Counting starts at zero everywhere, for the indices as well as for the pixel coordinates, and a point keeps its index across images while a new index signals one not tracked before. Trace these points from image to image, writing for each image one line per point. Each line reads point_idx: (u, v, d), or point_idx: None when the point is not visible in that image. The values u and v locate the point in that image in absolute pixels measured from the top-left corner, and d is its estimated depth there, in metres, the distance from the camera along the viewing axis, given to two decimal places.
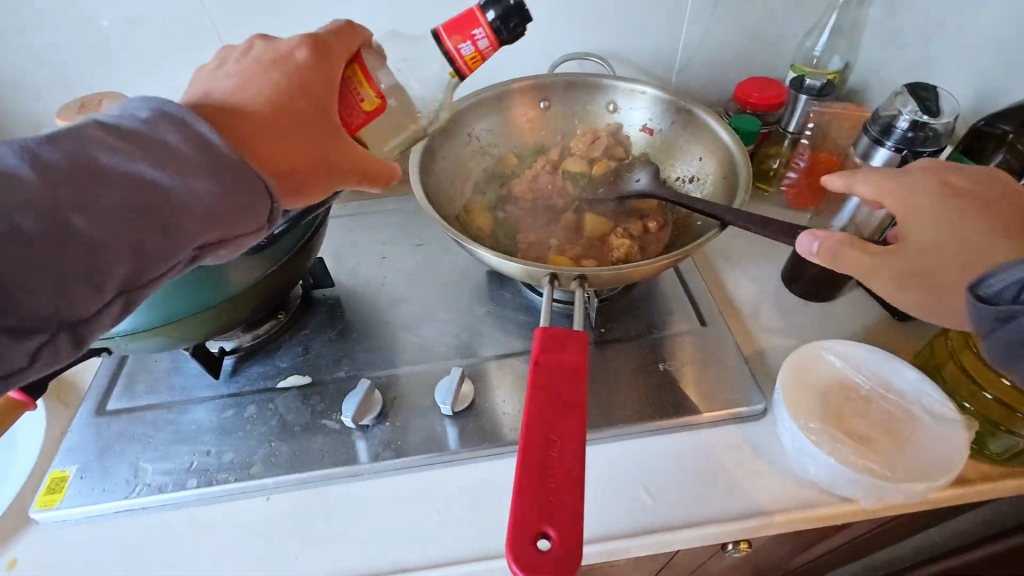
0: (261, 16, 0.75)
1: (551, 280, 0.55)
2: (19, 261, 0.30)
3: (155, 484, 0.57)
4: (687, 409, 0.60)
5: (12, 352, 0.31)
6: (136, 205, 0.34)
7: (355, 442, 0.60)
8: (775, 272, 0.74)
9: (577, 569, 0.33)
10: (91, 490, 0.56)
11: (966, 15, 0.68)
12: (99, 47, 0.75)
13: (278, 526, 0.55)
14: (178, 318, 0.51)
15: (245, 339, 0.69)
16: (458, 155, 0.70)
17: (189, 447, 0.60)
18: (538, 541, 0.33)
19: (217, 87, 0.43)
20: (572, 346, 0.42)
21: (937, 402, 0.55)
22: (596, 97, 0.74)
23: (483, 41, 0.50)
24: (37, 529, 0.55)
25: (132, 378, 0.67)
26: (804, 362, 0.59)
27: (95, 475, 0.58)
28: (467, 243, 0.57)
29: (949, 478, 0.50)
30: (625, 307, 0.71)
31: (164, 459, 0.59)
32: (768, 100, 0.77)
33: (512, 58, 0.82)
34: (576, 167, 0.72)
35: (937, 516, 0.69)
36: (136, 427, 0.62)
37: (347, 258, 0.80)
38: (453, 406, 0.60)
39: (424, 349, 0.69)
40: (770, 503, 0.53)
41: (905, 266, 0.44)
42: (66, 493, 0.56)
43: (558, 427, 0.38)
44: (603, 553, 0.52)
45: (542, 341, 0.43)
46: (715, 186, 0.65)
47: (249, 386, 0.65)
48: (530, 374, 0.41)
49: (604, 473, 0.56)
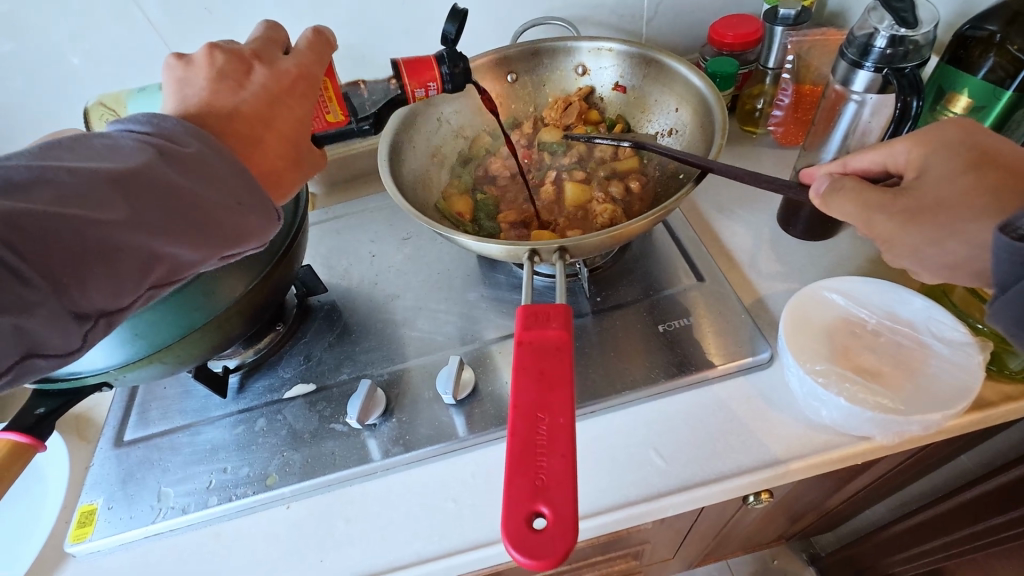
0: (214, 30, 0.74)
1: (531, 256, 0.54)
2: (72, 258, 0.32)
3: (178, 506, 0.58)
4: (693, 365, 0.58)
5: (65, 336, 0.33)
6: (186, 215, 0.37)
7: (365, 442, 0.60)
8: (769, 216, 0.72)
9: (569, 546, 0.34)
10: (121, 519, 0.58)
11: None
12: (61, 85, 0.75)
13: (299, 533, 0.56)
14: (167, 344, 0.51)
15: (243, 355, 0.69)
16: (429, 141, 0.69)
17: (206, 467, 0.61)
18: (532, 520, 0.35)
19: (198, 102, 0.44)
20: (555, 322, 0.42)
21: (946, 327, 0.53)
22: (562, 60, 0.71)
23: (433, 92, 0.53)
24: (72, 563, 0.57)
25: (145, 406, 0.68)
26: (806, 304, 0.57)
27: (125, 499, 0.59)
28: (446, 229, 0.56)
29: (968, 403, 0.48)
30: (619, 272, 0.69)
31: (186, 479, 0.60)
32: (744, 37, 0.74)
33: (476, 34, 0.80)
34: (552, 136, 0.70)
35: (964, 444, 0.68)
36: (157, 452, 0.63)
37: (337, 261, 0.79)
38: (455, 394, 0.59)
39: (423, 341, 0.69)
40: (785, 452, 0.52)
41: (905, 207, 0.44)
42: (102, 522, 0.58)
43: (546, 405, 0.39)
44: (620, 520, 0.52)
45: (524, 320, 0.43)
46: (692, 135, 0.64)
47: (258, 400, 0.66)
48: (515, 354, 0.42)
49: (614, 441, 0.56)
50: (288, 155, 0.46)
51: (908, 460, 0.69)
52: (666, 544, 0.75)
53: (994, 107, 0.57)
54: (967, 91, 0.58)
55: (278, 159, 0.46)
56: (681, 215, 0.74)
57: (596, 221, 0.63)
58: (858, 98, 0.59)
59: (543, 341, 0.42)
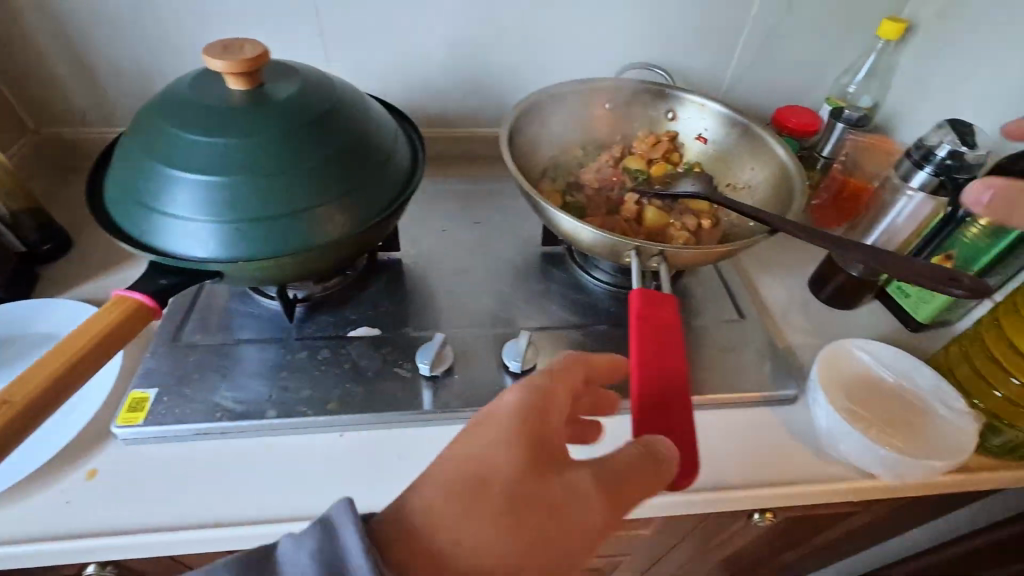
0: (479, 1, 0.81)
1: (635, 254, 0.58)
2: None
3: (236, 411, 0.60)
4: (702, 387, 0.65)
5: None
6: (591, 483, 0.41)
7: (425, 391, 0.63)
8: (799, 285, 0.81)
9: (694, 484, 0.43)
10: (352, 400, 0.62)
11: (934, 102, 0.82)
12: (227, 11, 0.79)
13: (348, 458, 0.59)
14: (249, 254, 0.54)
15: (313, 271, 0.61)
16: (534, 137, 0.76)
17: (215, 376, 0.63)
18: (664, 457, 0.43)
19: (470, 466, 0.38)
20: (664, 304, 0.50)
21: (951, 397, 0.61)
22: (692, 116, 0.79)
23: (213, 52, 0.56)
24: (117, 444, 0.58)
25: (206, 314, 0.70)
26: (836, 356, 0.65)
27: (241, 377, 0.63)
28: (539, 200, 0.62)
29: (961, 461, 0.56)
30: (705, 296, 0.77)
31: (335, 387, 0.63)
32: (805, 126, 0.86)
33: (691, 43, 0.87)
34: (696, 153, 0.80)
35: (900, 516, 0.75)
36: (318, 352, 0.66)
37: (411, 226, 0.85)
38: (521, 364, 0.64)
39: (488, 315, 0.73)
40: (803, 474, 0.60)
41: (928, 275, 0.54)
42: (334, 404, 0.61)
43: (656, 371, 0.46)
44: (670, 503, 0.58)
45: (640, 298, 0.50)
46: (765, 194, 0.71)
47: (216, 330, 0.68)
48: (634, 324, 0.49)
49: (706, 435, 0.63)
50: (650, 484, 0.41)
51: (867, 518, 0.76)
52: (656, 546, 0.79)
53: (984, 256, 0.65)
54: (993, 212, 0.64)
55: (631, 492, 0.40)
56: (733, 275, 0.81)
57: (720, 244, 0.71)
58: (907, 196, 0.68)
59: (666, 328, 0.49)
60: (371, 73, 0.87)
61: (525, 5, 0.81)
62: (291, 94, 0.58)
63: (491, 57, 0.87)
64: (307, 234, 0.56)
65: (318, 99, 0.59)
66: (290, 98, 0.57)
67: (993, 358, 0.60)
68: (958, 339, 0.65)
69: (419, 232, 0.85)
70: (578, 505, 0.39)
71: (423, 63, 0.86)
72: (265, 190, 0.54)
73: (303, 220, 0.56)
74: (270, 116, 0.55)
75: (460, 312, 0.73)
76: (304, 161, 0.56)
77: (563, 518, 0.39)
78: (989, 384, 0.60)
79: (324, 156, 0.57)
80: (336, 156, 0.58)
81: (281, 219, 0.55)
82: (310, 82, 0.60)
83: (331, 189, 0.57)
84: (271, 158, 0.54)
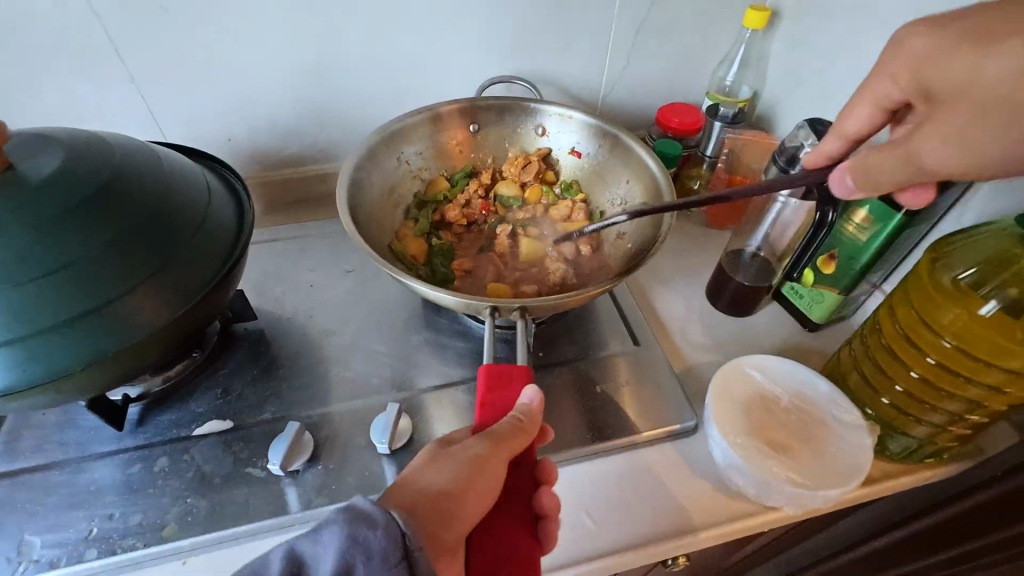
0: (311, 25, 0.71)
1: (492, 312, 0.56)
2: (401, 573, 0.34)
3: (43, 560, 0.50)
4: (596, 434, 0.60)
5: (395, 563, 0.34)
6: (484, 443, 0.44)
7: (285, 490, 0.55)
8: (698, 295, 0.77)
9: None
10: (193, 519, 0.53)
11: (807, 88, 0.79)
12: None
13: None
14: (22, 379, 0.44)
15: (119, 380, 0.51)
16: (387, 176, 0.69)
17: (24, 515, 0.53)
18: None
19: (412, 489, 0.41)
20: (513, 384, 0.48)
21: (844, 409, 0.58)
22: (560, 129, 0.74)
23: None
24: None
25: (19, 434, 0.59)
26: (727, 378, 0.61)
27: (54, 513, 0.53)
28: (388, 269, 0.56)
29: (859, 482, 0.53)
30: (598, 324, 0.72)
31: (171, 505, 0.53)
32: (688, 126, 0.81)
33: (556, 48, 0.81)
34: (570, 169, 0.75)
35: (823, 522, 0.73)
36: (155, 461, 0.57)
37: (272, 285, 0.75)
38: (391, 443, 0.56)
39: (361, 382, 0.65)
40: (707, 517, 0.55)
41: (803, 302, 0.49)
42: (170, 529, 0.52)
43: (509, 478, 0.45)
44: None
45: (487, 380, 0.48)
46: (640, 209, 0.68)
47: (29, 454, 0.57)
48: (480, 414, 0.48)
49: (603, 487, 0.58)
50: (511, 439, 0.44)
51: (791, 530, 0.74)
52: None
53: (864, 255, 0.62)
54: (867, 208, 0.60)
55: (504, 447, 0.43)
56: (628, 294, 0.76)
57: (598, 272, 0.68)
58: (783, 200, 0.67)
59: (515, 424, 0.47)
60: (207, 118, 0.76)
61: (366, 25, 0.73)
62: (54, 169, 0.47)
63: (341, 84, 0.78)
64: (99, 340, 0.46)
65: (93, 170, 0.49)
66: (44, 175, 0.47)
67: (878, 363, 0.57)
68: (850, 341, 0.62)
69: (282, 290, 0.75)
70: (471, 452, 0.43)
71: (267, 101, 0.77)
72: (30, 300, 0.44)
73: (89, 326, 0.46)
74: (16, 205, 0.45)
75: (327, 384, 0.64)
76: (78, 251, 0.46)
77: (489, 477, 0.42)
78: (876, 390, 0.58)
79: (108, 239, 0.47)
80: (120, 235, 0.48)
81: (59, 330, 0.45)
82: (76, 149, 0.50)
83: (119, 278, 0.47)
84: (25, 258, 0.44)
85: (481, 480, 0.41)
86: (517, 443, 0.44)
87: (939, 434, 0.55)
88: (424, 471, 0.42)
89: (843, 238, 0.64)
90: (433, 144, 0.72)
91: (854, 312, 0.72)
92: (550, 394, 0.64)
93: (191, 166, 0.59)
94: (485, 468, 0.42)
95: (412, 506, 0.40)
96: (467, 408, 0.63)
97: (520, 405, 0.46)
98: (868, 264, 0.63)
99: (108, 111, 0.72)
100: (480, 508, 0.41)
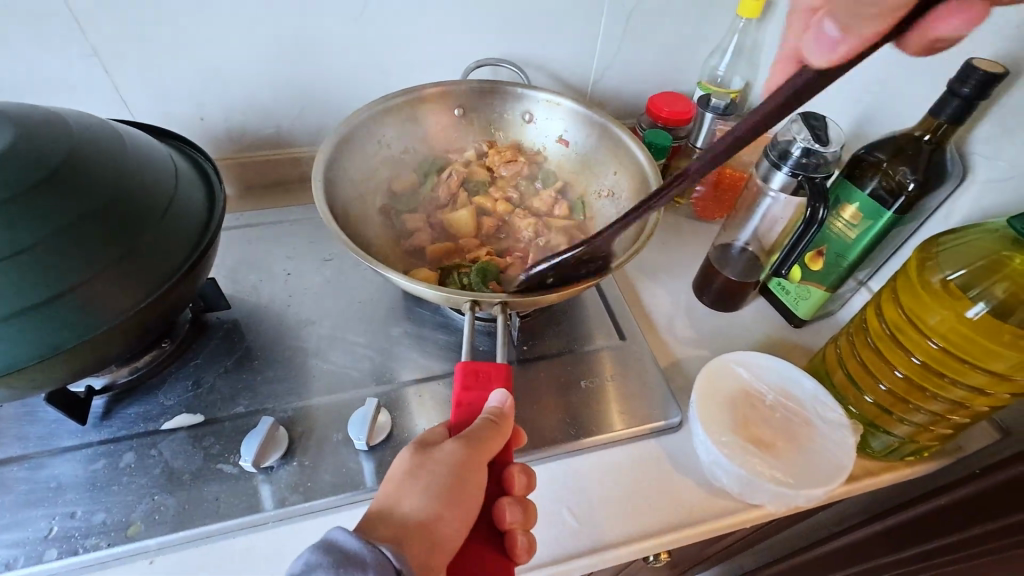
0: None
1: (473, 306, 0.54)
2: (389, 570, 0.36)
3: (0, 561, 0.48)
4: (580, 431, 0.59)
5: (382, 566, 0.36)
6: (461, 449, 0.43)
7: (258, 487, 0.53)
8: (685, 288, 0.76)
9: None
10: (160, 516, 0.51)
11: None
12: None
13: None
14: None
15: (80, 374, 0.48)
16: (365, 161, 0.66)
17: None
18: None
19: (391, 510, 0.41)
20: (490, 382, 0.47)
21: (828, 406, 0.58)
22: (547, 115, 0.71)
23: None
24: None
25: None
26: (712, 373, 0.61)
27: (10, 511, 0.50)
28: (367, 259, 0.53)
29: (841, 480, 0.53)
30: (584, 318, 0.71)
31: (138, 503, 0.51)
32: (679, 115, 0.80)
33: (546, 29, 0.78)
34: (557, 158, 0.74)
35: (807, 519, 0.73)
36: (120, 457, 0.54)
37: (247, 273, 0.72)
38: (369, 440, 0.55)
39: (338, 375, 0.63)
40: (689, 513, 0.55)
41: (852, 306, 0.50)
42: (136, 526, 0.50)
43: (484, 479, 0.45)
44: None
45: (465, 378, 0.47)
46: (630, 201, 0.66)
47: None
48: (455, 412, 0.46)
49: (587, 483, 0.57)
50: (490, 447, 0.43)
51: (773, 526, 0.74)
52: None
53: (852, 252, 0.62)
54: (857, 204, 0.60)
55: (478, 458, 0.42)
56: (615, 288, 0.74)
57: None
58: (773, 195, 0.66)
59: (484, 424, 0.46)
60: (177, 96, 0.73)
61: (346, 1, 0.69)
62: (4, 146, 0.44)
63: (320, 63, 0.74)
64: (55, 333, 0.44)
65: (47, 148, 0.46)
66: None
67: (863, 358, 0.57)
68: (836, 338, 0.62)
69: (258, 278, 0.72)
70: (450, 464, 0.41)
71: (239, 78, 0.73)
72: None
73: (44, 316, 0.43)
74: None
75: (304, 376, 0.62)
76: (30, 237, 0.42)
77: (472, 488, 0.41)
78: (860, 387, 0.58)
79: (64, 223, 0.44)
80: (78, 219, 0.45)
81: (10, 320, 0.42)
82: (28, 127, 0.46)
83: (78, 265, 0.44)
84: None
85: (466, 494, 0.41)
86: (494, 445, 0.43)
87: (919, 433, 0.55)
88: (405, 489, 0.41)
89: (831, 234, 0.63)
90: (414, 127, 0.70)
91: (839, 308, 0.71)
92: (534, 390, 0.63)
93: (155, 144, 0.56)
94: (468, 477, 0.41)
95: (399, 537, 0.39)
96: (448, 402, 0.61)
97: (490, 407, 0.45)
98: (855, 261, 0.63)
99: (67, 82, 0.68)
100: (463, 525, 0.40)
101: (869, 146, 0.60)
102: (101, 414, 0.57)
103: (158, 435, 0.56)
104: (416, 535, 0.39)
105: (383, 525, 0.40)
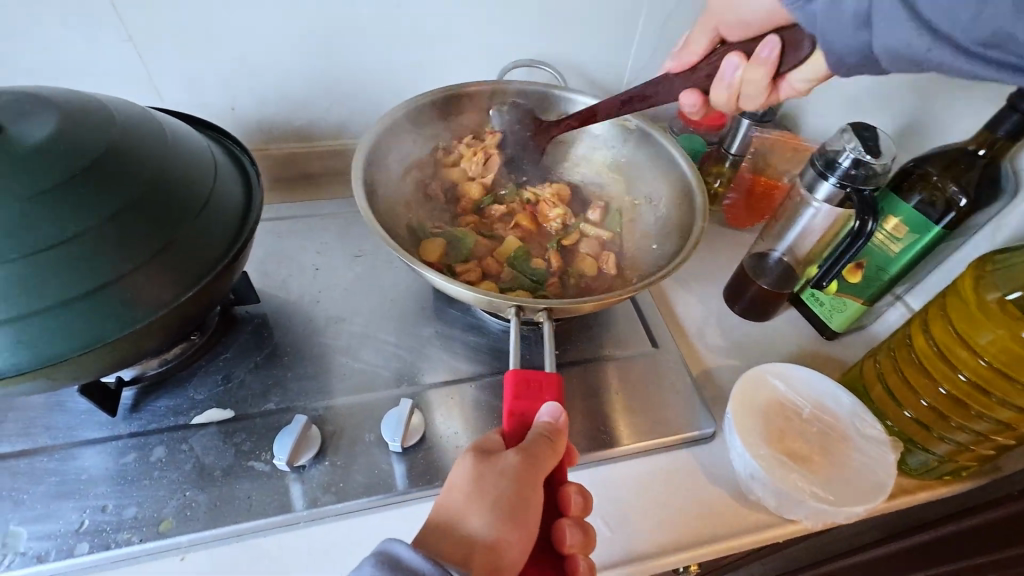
0: None
1: (515, 311, 0.53)
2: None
3: (31, 553, 0.47)
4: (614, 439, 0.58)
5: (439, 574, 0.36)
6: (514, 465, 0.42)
7: (289, 486, 0.52)
8: (716, 296, 0.75)
9: None
10: (193, 512, 0.50)
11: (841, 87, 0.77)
12: None
13: None
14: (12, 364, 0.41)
15: (118, 367, 0.47)
16: (401, 158, 0.65)
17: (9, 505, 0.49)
18: None
19: (450, 526, 0.41)
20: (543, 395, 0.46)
21: (868, 423, 0.57)
22: (584, 118, 0.70)
23: None
24: None
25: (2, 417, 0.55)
26: (749, 384, 0.60)
27: (41, 503, 0.50)
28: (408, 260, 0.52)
29: (882, 498, 0.52)
30: (615, 324, 0.70)
31: (169, 498, 0.51)
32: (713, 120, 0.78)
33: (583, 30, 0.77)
34: (592, 161, 0.73)
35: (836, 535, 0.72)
36: (150, 451, 0.53)
37: (275, 267, 0.71)
38: (403, 442, 0.54)
39: (368, 375, 0.62)
40: (725, 526, 0.54)
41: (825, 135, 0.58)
42: (167, 523, 0.49)
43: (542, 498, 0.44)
44: None
45: (516, 389, 0.46)
46: (670, 208, 0.65)
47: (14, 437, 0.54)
48: (507, 424, 0.46)
49: (621, 493, 0.56)
50: (542, 462, 0.42)
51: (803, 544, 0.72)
52: None
53: (894, 266, 0.61)
54: (903, 217, 0.59)
55: (534, 475, 0.41)
56: (646, 294, 0.74)
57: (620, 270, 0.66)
58: (816, 206, 0.65)
59: None
60: (211, 86, 0.72)
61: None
62: (49, 133, 0.43)
63: (354, 57, 0.73)
64: (99, 325, 0.43)
65: (90, 136, 0.45)
66: (34, 141, 0.42)
67: (905, 374, 0.56)
68: (875, 352, 0.61)
69: (286, 273, 0.71)
70: (506, 480, 0.41)
71: (273, 67, 0.72)
72: (23, 278, 0.40)
73: (89, 308, 0.42)
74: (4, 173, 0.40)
75: (334, 374, 0.61)
76: (77, 226, 0.42)
77: (531, 506, 0.41)
78: (900, 403, 0.57)
79: (109, 213, 0.43)
80: (121, 208, 0.44)
81: (55, 312, 0.41)
82: (72, 114, 0.46)
83: (122, 257, 0.43)
84: (20, 232, 0.40)
85: (525, 512, 0.40)
86: (546, 461, 0.42)
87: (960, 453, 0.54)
88: (461, 503, 0.41)
89: (873, 246, 0.62)
90: (450, 124, 0.69)
91: (874, 321, 0.71)
92: (567, 396, 0.62)
93: (192, 133, 0.55)
94: (524, 494, 0.41)
95: (462, 557, 0.39)
96: (479, 406, 0.60)
97: (542, 423, 0.44)
98: (896, 274, 0.62)
99: (101, 70, 0.67)
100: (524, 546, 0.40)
101: (917, 158, 0.59)
102: (132, 406, 0.57)
103: (189, 431, 0.55)
104: (481, 557, 0.39)
105: (443, 541, 0.40)
